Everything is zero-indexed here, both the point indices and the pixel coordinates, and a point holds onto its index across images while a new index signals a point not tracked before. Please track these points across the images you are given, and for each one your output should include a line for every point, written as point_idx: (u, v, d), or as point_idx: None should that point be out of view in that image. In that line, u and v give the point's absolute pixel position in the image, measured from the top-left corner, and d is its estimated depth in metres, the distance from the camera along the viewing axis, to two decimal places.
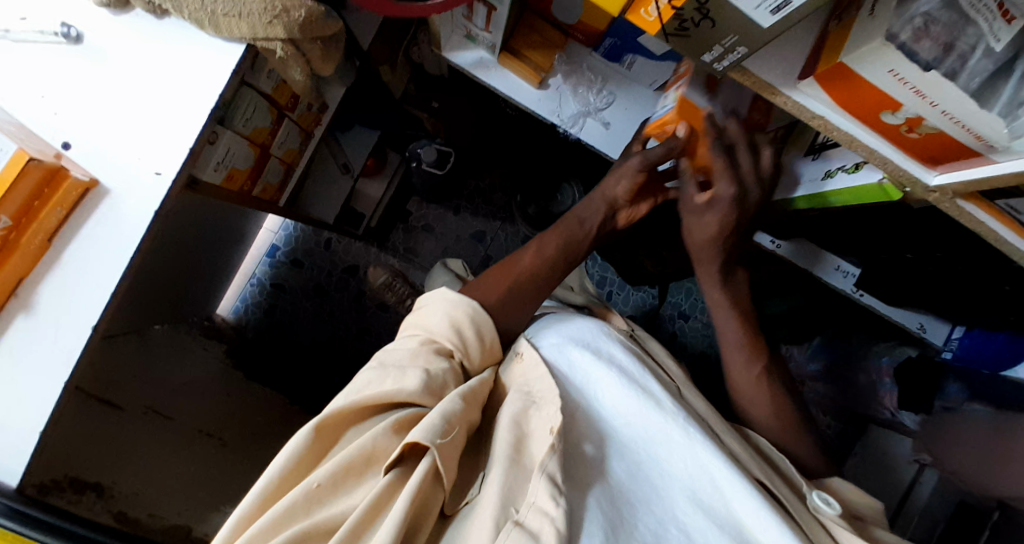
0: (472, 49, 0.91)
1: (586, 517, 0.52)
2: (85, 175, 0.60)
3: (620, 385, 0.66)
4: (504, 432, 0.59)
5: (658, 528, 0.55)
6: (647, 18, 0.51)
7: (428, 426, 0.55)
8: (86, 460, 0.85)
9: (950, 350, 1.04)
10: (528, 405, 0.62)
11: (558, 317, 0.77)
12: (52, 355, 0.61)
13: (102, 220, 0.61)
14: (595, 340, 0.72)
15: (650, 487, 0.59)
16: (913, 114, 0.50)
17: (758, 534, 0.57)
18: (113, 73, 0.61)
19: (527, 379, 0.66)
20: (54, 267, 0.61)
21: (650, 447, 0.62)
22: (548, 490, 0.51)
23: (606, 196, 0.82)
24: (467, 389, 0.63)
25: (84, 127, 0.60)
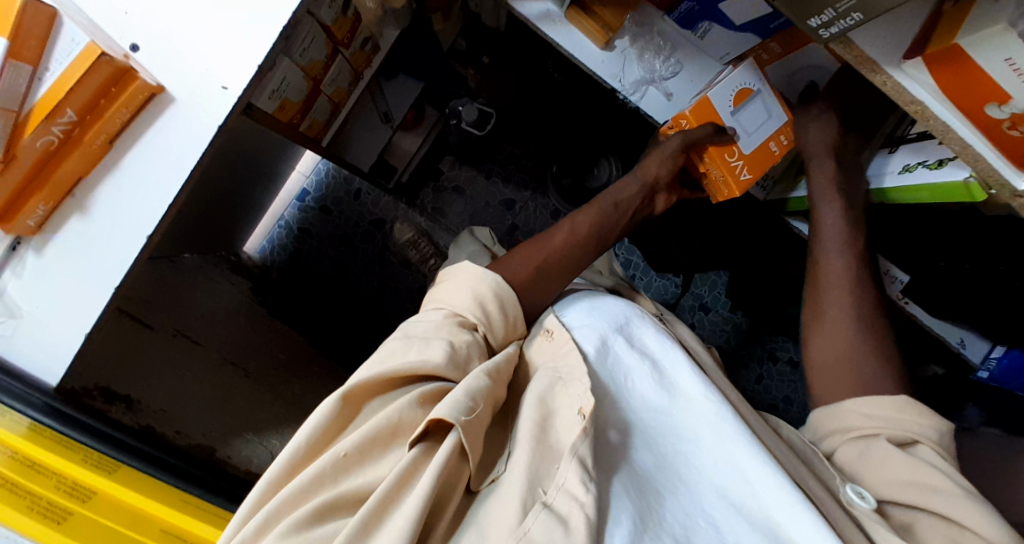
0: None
1: (613, 505, 0.51)
2: (152, 81, 0.59)
3: (651, 379, 0.66)
4: (530, 408, 0.58)
5: (687, 517, 0.53)
6: None
7: (455, 402, 0.54)
8: (116, 373, 0.86)
9: (987, 368, 0.99)
10: (556, 381, 0.61)
11: (591, 298, 0.76)
12: (102, 261, 0.61)
13: (165, 131, 0.60)
14: (630, 327, 0.72)
15: (677, 479, 0.58)
16: (1022, 110, 0.47)
17: (790, 532, 0.56)
18: None
19: (557, 358, 0.65)
20: (112, 170, 0.61)
21: (679, 441, 0.62)
22: (577, 474, 0.51)
23: (647, 177, 0.84)
24: (493, 366, 0.62)
25: (154, 32, 0.59)
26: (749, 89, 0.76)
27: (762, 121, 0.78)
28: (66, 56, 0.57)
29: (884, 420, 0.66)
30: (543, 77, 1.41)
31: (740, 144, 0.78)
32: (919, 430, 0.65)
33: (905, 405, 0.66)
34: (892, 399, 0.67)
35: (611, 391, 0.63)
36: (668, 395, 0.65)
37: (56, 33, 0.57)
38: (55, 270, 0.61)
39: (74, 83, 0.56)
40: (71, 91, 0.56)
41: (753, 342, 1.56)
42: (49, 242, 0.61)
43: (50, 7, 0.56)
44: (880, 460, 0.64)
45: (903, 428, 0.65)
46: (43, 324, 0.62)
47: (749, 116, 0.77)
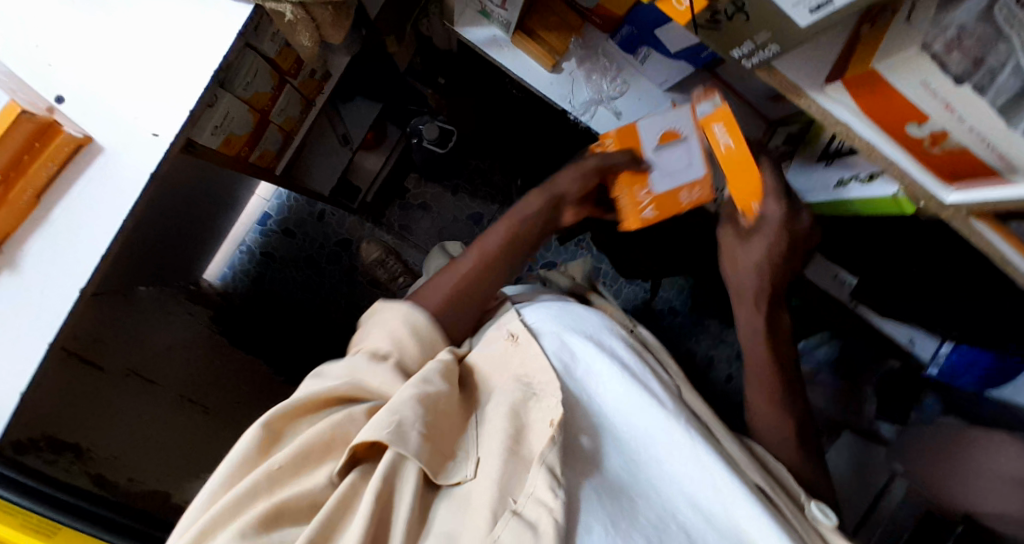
0: (484, 26, 0.88)
1: (587, 514, 0.51)
2: (76, 130, 0.58)
3: (620, 379, 0.65)
4: (500, 419, 0.58)
5: (661, 524, 0.53)
6: (675, 8, 0.47)
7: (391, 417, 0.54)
8: (66, 421, 0.83)
9: (936, 365, 1.00)
10: (526, 395, 0.60)
11: (561, 304, 0.75)
12: (38, 317, 0.59)
13: (95, 178, 0.58)
14: (597, 331, 0.71)
15: (649, 487, 0.58)
16: (938, 129, 0.48)
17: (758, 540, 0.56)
18: (113, 26, 0.58)
19: (525, 365, 0.64)
20: (42, 224, 0.59)
21: (653, 449, 0.62)
22: (547, 482, 0.51)
23: (556, 190, 0.81)
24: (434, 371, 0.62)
25: (82, 83, 0.58)
26: (675, 132, 0.79)
27: (689, 164, 0.80)
28: None
29: None
30: (500, 95, 1.42)
31: (653, 184, 0.81)
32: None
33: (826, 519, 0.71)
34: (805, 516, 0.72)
35: (579, 402, 0.63)
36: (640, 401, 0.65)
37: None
38: None
39: None
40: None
41: (721, 345, 1.58)
42: None
43: None
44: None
45: None
46: None
47: (677, 156, 0.79)
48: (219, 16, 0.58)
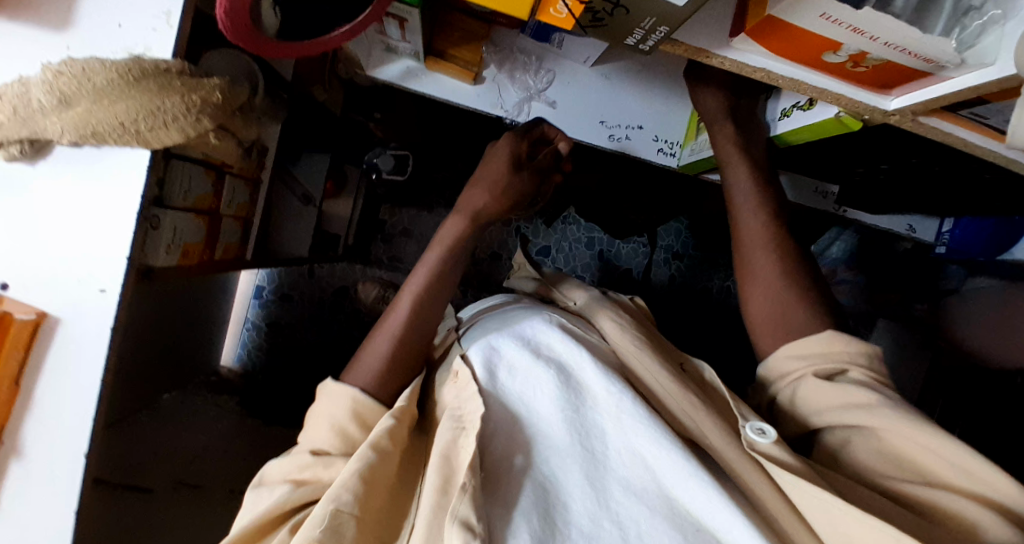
0: (396, 60, 0.87)
1: (509, 534, 0.51)
2: None
3: (553, 388, 0.61)
4: (432, 469, 0.55)
5: (592, 526, 0.53)
6: (558, 15, 0.48)
7: (327, 507, 0.52)
8: None
9: (943, 244, 1.08)
10: (459, 431, 0.57)
11: (502, 318, 0.71)
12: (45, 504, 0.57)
13: (67, 351, 0.55)
14: (529, 330, 0.66)
15: (586, 480, 0.56)
16: (855, 51, 0.47)
17: (686, 501, 0.55)
18: (24, 206, 0.54)
19: (459, 399, 0.61)
20: (28, 409, 0.56)
21: (591, 442, 0.58)
22: (459, 536, 0.48)
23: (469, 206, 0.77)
24: (390, 427, 0.60)
25: (18, 262, 0.54)
26: None
27: None
28: None
29: (810, 359, 0.64)
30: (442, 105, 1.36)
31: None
32: (847, 358, 0.63)
33: (831, 338, 0.64)
34: (820, 334, 0.65)
35: (514, 418, 0.60)
36: (572, 399, 0.60)
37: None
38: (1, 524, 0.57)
39: None
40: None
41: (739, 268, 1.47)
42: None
43: None
44: (812, 395, 0.62)
45: (827, 362, 0.63)
46: None
47: None
48: (135, 173, 0.54)
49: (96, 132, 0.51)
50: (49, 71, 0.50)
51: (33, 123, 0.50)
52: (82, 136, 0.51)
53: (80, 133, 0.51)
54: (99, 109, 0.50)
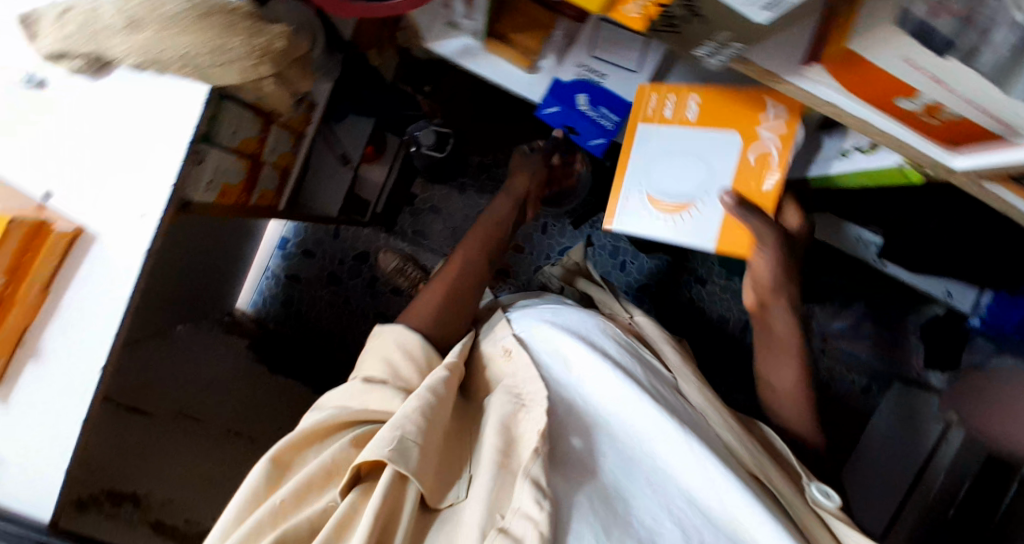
0: (454, 36, 0.86)
1: (573, 518, 0.51)
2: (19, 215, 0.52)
3: (614, 383, 0.64)
4: (493, 436, 0.58)
5: (652, 521, 0.54)
6: (630, 15, 0.45)
7: (392, 432, 0.54)
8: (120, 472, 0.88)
9: (977, 315, 1.03)
10: (519, 407, 0.61)
11: (556, 312, 0.74)
12: (54, 413, 0.58)
13: (99, 265, 0.55)
14: (585, 331, 0.71)
15: (645, 483, 0.58)
16: (931, 101, 0.45)
17: (742, 520, 0.58)
18: (78, 119, 0.54)
19: (517, 378, 0.66)
20: (54, 317, 0.57)
21: (648, 445, 0.62)
22: (532, 494, 0.50)
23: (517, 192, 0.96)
24: (442, 378, 0.63)
25: (62, 174, 0.54)
26: None
27: None
28: None
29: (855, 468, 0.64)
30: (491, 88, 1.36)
31: None
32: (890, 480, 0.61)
33: None
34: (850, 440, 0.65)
35: (574, 408, 0.64)
36: (633, 393, 0.63)
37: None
38: (15, 421, 0.59)
39: None
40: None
41: None
42: (13, 394, 0.59)
43: None
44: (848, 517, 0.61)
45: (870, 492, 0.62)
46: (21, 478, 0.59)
47: None
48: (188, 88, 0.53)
49: (157, 59, 0.51)
50: None
51: (99, 40, 0.50)
52: (144, 61, 0.51)
53: (143, 57, 0.51)
54: (165, 37, 0.49)
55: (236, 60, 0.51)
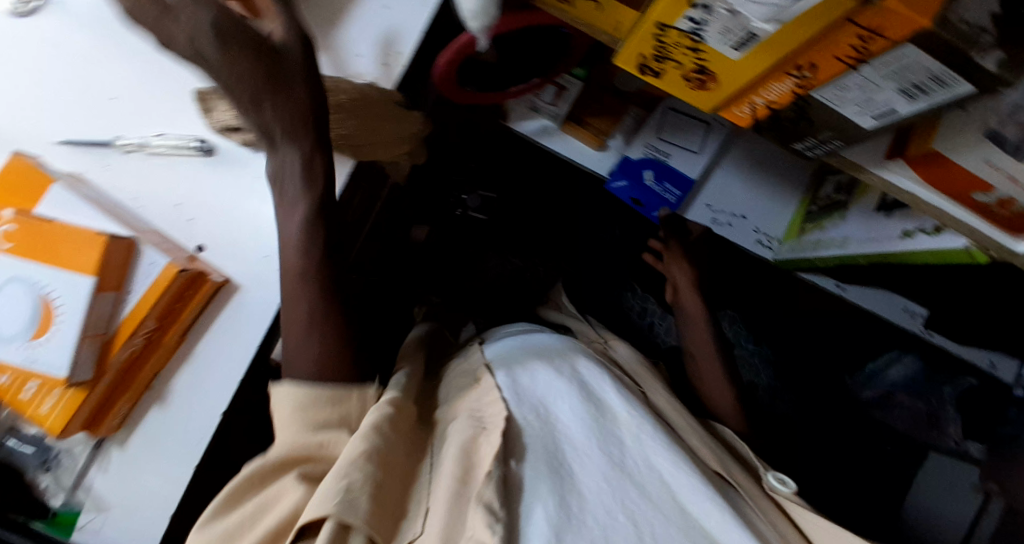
0: (534, 118, 0.93)
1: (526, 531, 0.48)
2: (173, 262, 0.57)
3: (577, 403, 0.59)
4: (449, 463, 0.52)
5: (608, 517, 0.51)
6: (741, 113, 0.51)
7: (337, 483, 0.47)
8: None
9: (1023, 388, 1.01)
10: (477, 431, 0.55)
11: (527, 340, 0.69)
12: (165, 454, 0.61)
13: (232, 317, 0.61)
14: (552, 353, 0.66)
15: (604, 479, 0.54)
16: (1005, 196, 0.51)
17: (704, 520, 0.55)
18: (234, 186, 0.61)
19: (479, 404, 0.58)
20: (185, 361, 0.61)
21: (612, 447, 0.57)
22: (483, 520, 0.46)
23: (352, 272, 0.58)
24: (387, 416, 0.54)
25: (212, 228, 0.61)
26: None
27: None
28: (144, 281, 0.57)
29: None
30: None
31: None
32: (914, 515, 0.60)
33: None
34: None
35: (537, 419, 0.58)
36: (593, 408, 0.60)
37: (135, 259, 0.57)
38: (128, 460, 0.62)
39: (151, 301, 0.57)
40: (145, 304, 0.57)
41: None
42: (134, 433, 0.61)
43: (126, 238, 0.56)
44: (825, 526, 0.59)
45: None
46: (128, 509, 0.62)
47: None
48: None
49: None
50: None
51: None
52: None
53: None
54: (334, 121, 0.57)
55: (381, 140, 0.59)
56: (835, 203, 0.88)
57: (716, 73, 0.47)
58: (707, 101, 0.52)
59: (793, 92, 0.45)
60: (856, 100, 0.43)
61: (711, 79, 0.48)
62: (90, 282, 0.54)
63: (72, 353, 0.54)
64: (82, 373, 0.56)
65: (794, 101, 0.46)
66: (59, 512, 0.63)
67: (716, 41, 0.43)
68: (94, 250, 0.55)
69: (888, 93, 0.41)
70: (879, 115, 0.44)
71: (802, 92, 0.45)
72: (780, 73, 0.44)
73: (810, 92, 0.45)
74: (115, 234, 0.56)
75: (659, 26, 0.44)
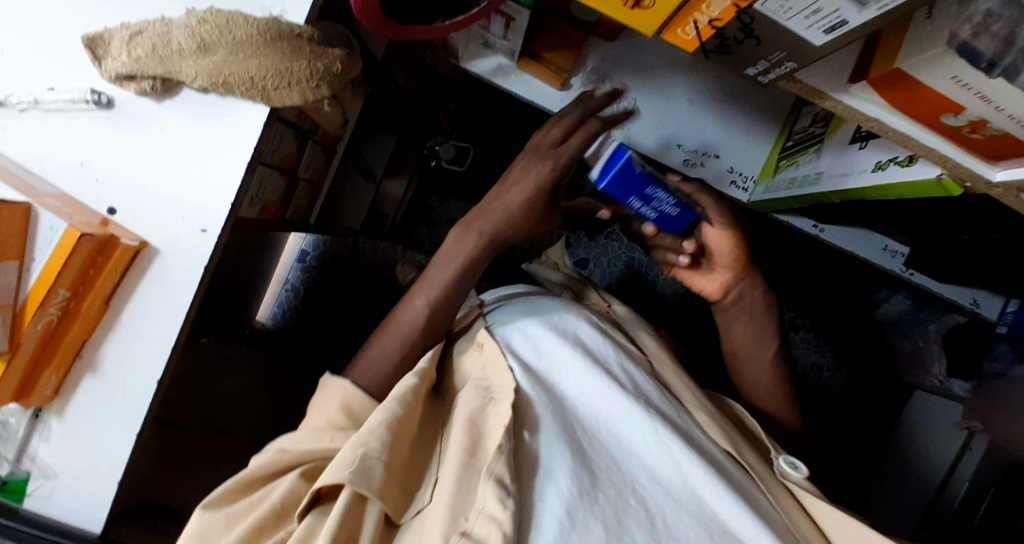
0: (490, 56, 0.87)
1: (538, 513, 0.45)
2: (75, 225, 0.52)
3: (587, 375, 0.58)
4: (458, 433, 0.51)
5: (619, 496, 0.48)
6: (685, 36, 0.46)
7: (354, 452, 0.48)
8: None
9: (1004, 325, 0.92)
10: (486, 401, 0.54)
11: (532, 306, 0.67)
12: (108, 426, 0.59)
13: (156, 282, 0.57)
14: (560, 322, 0.64)
15: (612, 459, 0.51)
16: (977, 117, 0.46)
17: (716, 505, 0.51)
18: (145, 140, 0.56)
19: (486, 374, 0.58)
20: (113, 328, 0.57)
21: (621, 425, 0.54)
22: (495, 493, 0.44)
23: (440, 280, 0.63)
24: (412, 386, 0.55)
25: (127, 189, 0.56)
26: None
27: None
28: (48, 245, 0.53)
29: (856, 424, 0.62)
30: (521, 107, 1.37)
31: None
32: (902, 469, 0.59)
33: None
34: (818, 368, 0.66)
35: (547, 390, 0.56)
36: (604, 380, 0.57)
37: (34, 226, 0.53)
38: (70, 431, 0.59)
39: (61, 267, 0.52)
40: (51, 272, 0.52)
41: None
42: (69, 406, 0.59)
43: (22, 202, 0.52)
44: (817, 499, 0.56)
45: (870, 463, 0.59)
46: (74, 481, 0.60)
47: None
48: (223, 111, 0.56)
49: (227, 81, 0.53)
50: (193, 17, 0.52)
51: (170, 62, 0.52)
52: (214, 83, 0.53)
53: (212, 80, 0.53)
54: (235, 61, 0.52)
55: (286, 77, 0.53)
56: (809, 136, 0.83)
57: None
58: (646, 23, 0.46)
59: (734, 7, 0.40)
60: (803, 12, 0.38)
61: None
62: None
63: None
64: None
65: (736, 18, 0.41)
66: (8, 480, 0.61)
67: None
68: None
69: (836, 1, 0.36)
70: (831, 28, 0.38)
71: (743, 6, 0.39)
72: None
73: (751, 6, 0.40)
74: (11, 198, 0.51)
75: None
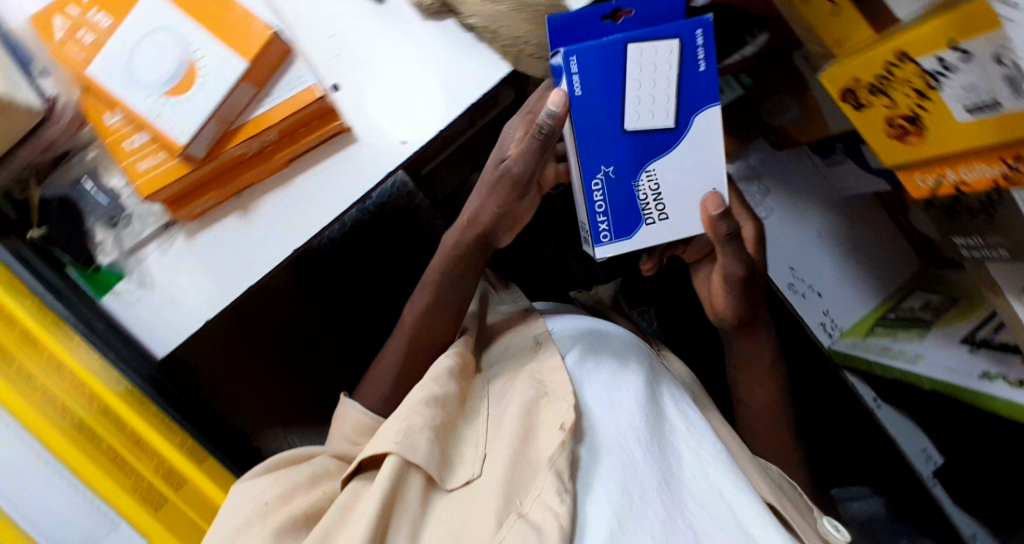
0: None
1: (587, 517, 0.49)
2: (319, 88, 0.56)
3: (637, 396, 0.58)
4: (512, 418, 0.57)
5: (666, 521, 0.48)
6: (919, 183, 0.49)
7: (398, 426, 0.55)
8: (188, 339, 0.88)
9: None
10: (540, 395, 0.58)
11: (589, 325, 0.70)
12: (227, 268, 0.61)
13: (339, 165, 0.59)
14: (617, 345, 0.66)
15: (660, 480, 0.52)
16: None
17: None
18: (393, 41, 0.59)
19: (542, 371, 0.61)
20: (284, 185, 0.60)
21: (666, 450, 0.55)
22: (553, 485, 0.50)
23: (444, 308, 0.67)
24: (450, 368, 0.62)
25: (356, 75, 0.59)
26: None
27: None
28: (288, 90, 0.55)
29: None
30: None
31: None
32: None
33: None
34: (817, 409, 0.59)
35: (596, 403, 0.58)
36: (652, 407, 0.58)
37: (286, 68, 0.56)
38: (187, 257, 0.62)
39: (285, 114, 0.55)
40: (272, 114, 0.55)
41: None
42: (202, 232, 0.61)
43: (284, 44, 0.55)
44: None
45: None
46: (167, 301, 0.62)
47: None
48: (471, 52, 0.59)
49: (494, 30, 0.57)
50: None
51: None
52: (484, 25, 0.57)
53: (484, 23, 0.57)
54: (513, 18, 0.57)
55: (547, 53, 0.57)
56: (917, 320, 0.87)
57: (926, 131, 0.44)
58: (891, 156, 0.50)
59: (994, 180, 0.43)
60: None
61: (915, 134, 0.46)
62: (239, 68, 0.53)
63: (197, 127, 0.53)
64: (197, 149, 0.54)
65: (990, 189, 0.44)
66: (103, 269, 0.62)
67: (952, 97, 0.41)
68: (257, 38, 0.53)
69: None
70: None
71: (1004, 184, 0.43)
72: (995, 156, 0.42)
73: (1011, 187, 0.43)
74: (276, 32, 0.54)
75: (898, 56, 0.42)
